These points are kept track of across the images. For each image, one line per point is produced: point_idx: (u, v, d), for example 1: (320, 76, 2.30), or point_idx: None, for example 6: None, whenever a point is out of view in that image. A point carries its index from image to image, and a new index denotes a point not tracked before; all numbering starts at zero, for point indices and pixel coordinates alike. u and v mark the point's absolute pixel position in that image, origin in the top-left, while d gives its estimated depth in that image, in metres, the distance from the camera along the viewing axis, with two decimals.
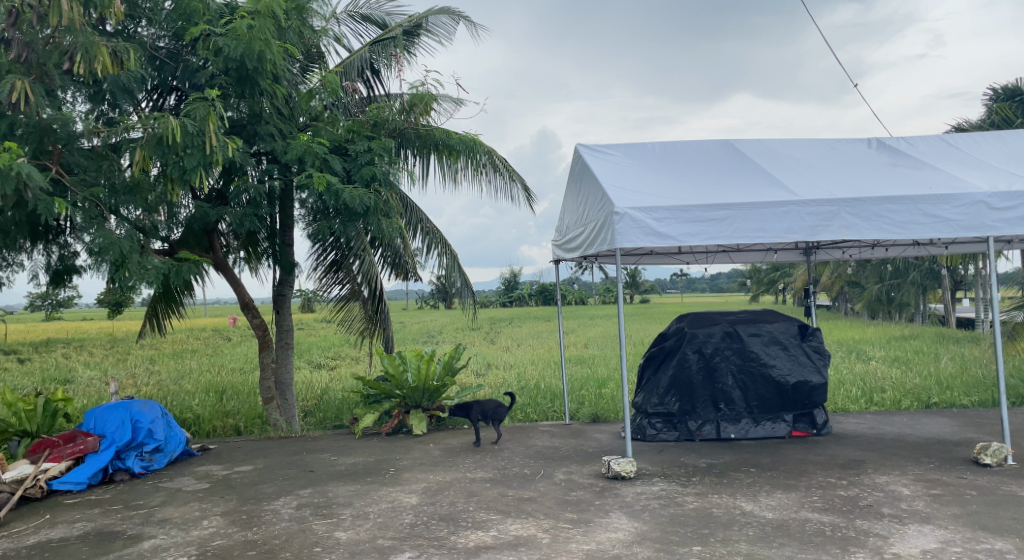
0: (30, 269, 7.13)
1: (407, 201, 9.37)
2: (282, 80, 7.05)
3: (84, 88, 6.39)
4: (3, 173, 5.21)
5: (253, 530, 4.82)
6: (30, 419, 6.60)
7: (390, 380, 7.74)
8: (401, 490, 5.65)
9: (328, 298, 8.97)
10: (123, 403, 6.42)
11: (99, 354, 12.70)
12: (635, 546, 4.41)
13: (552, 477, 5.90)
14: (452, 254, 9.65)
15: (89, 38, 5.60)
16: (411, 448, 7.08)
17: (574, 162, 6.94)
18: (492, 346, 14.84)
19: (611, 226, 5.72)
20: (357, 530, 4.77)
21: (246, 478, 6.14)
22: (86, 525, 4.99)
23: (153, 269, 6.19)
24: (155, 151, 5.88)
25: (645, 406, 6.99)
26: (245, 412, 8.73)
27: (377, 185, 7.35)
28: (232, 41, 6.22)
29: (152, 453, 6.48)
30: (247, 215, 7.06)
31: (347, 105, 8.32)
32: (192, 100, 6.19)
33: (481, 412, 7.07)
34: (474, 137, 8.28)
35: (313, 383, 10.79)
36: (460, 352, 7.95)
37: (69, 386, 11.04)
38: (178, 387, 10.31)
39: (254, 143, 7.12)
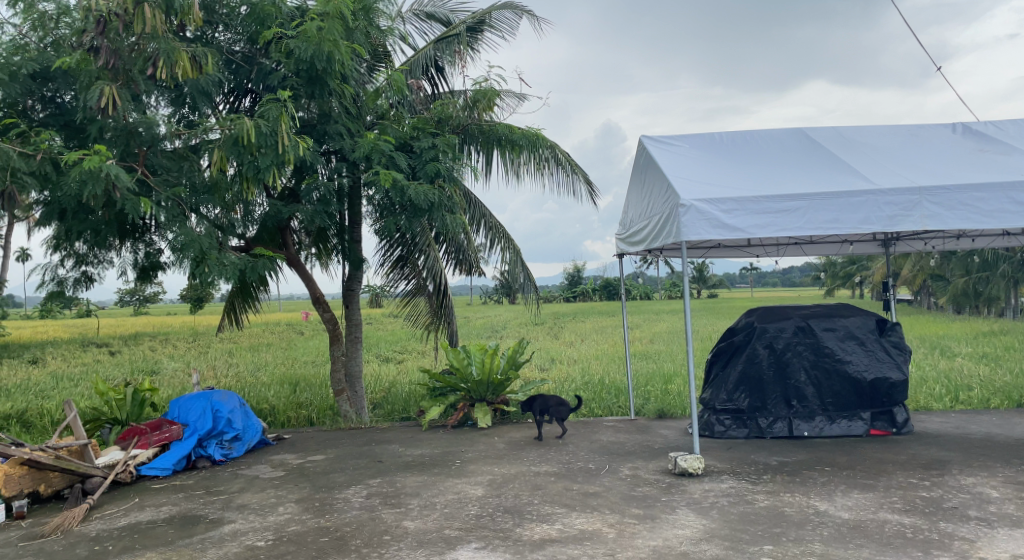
0: (119, 265, 7.54)
1: (470, 197, 9.47)
2: (350, 79, 7.25)
3: (166, 93, 6.72)
4: (93, 173, 5.56)
5: (326, 517, 4.97)
6: (121, 407, 7.03)
7: (455, 373, 7.84)
8: (467, 481, 5.73)
9: (394, 294, 9.13)
10: (204, 393, 6.78)
11: (183, 347, 13.35)
12: (704, 543, 4.33)
13: (617, 472, 5.85)
14: (515, 249, 9.68)
15: (170, 44, 5.89)
16: (476, 441, 7.15)
17: (638, 153, 6.84)
18: (556, 341, 14.83)
19: (677, 218, 5.62)
20: (425, 520, 4.86)
21: (318, 467, 6.35)
22: (171, 509, 5.26)
23: (231, 265, 6.48)
24: (231, 151, 6.14)
25: (712, 402, 6.82)
26: (317, 404, 9.02)
27: (441, 181, 7.46)
28: (303, 44, 6.42)
29: (231, 442, 6.77)
30: (318, 212, 7.29)
31: (413, 102, 8.44)
32: (265, 101, 6.43)
33: (543, 406, 7.07)
34: (537, 132, 8.29)
35: (381, 376, 11.05)
36: (523, 346, 7.98)
37: (155, 377, 11.66)
38: (254, 379, 10.75)
39: (323, 142, 7.33)
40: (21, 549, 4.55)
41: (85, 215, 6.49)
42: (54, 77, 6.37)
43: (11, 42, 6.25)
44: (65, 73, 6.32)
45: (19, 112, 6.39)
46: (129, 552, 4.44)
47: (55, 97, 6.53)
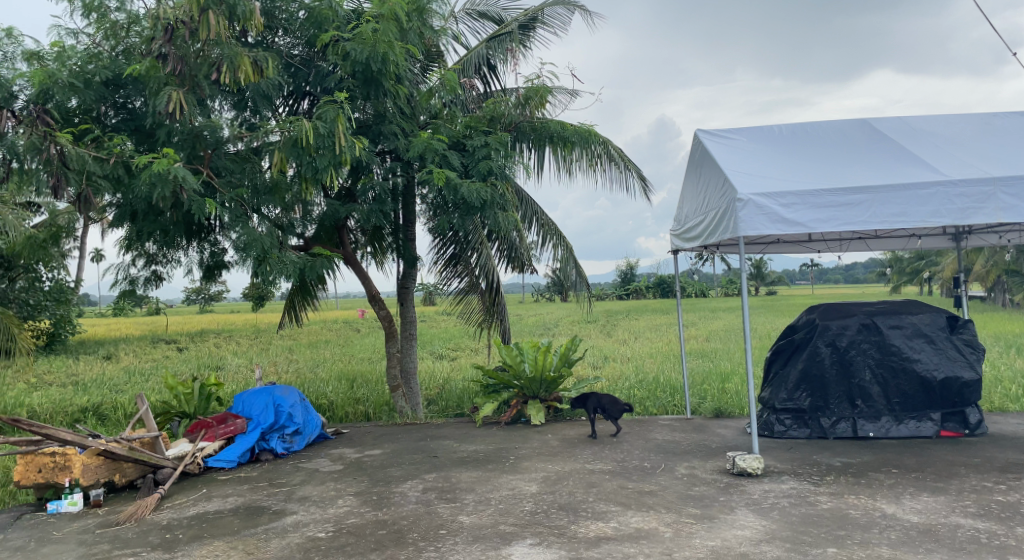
0: (186, 264, 7.84)
1: (522, 194, 9.48)
2: (404, 79, 7.35)
3: (229, 97, 6.94)
4: (162, 176, 5.78)
5: (383, 510, 5.07)
6: (189, 401, 7.35)
7: (509, 370, 7.88)
8: (521, 477, 5.74)
9: (447, 292, 9.19)
10: (266, 388, 7.02)
11: (246, 345, 13.79)
12: (764, 545, 4.23)
13: (673, 471, 5.77)
14: (568, 246, 9.64)
15: (233, 49, 6.06)
16: (530, 438, 7.16)
17: (693, 148, 6.71)
18: (610, 339, 14.73)
19: (734, 213, 5.49)
20: (480, 515, 4.90)
21: (375, 461, 6.47)
22: (237, 500, 5.45)
23: (291, 264, 6.68)
24: (291, 153, 6.30)
25: (772, 401, 6.65)
26: (374, 399, 9.19)
27: (493, 178, 7.48)
28: (359, 46, 6.53)
29: (292, 435, 6.96)
30: (373, 211, 7.45)
31: (465, 101, 8.50)
32: (323, 103, 6.57)
33: (597, 404, 7.00)
34: (590, 128, 8.21)
35: (435, 373, 11.18)
36: (577, 343, 7.95)
37: (220, 371, 12.07)
38: (313, 375, 11.04)
39: (378, 143, 7.45)
40: (98, 536, 4.78)
41: (154, 216, 6.77)
42: (124, 84, 6.66)
43: (86, 51, 6.57)
44: (135, 80, 6.59)
45: (94, 118, 6.72)
46: (198, 541, 4.61)
47: (126, 103, 6.82)
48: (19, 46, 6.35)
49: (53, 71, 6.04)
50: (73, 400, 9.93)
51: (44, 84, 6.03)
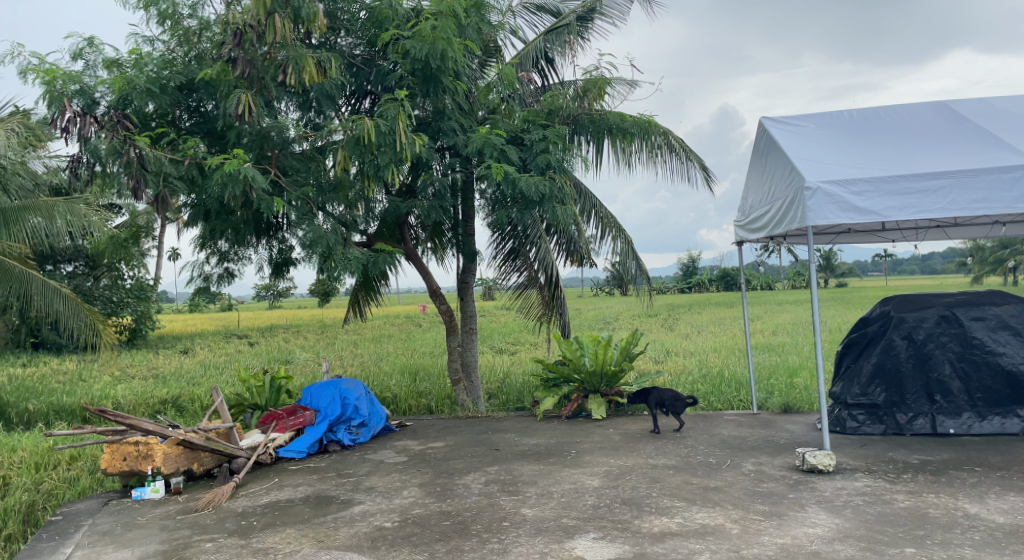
0: (256, 261, 8.12)
1: (581, 187, 9.43)
2: (463, 76, 7.41)
3: (295, 98, 7.16)
4: (233, 176, 6.00)
5: (447, 502, 5.14)
6: (260, 394, 7.61)
7: (569, 364, 7.86)
8: (583, 471, 5.72)
9: (507, 286, 9.23)
10: (333, 382, 7.19)
11: (313, 339, 14.22)
12: (837, 543, 4.09)
13: (740, 467, 5.64)
14: (628, 239, 9.52)
15: (297, 51, 6.23)
16: (591, 432, 7.13)
17: (758, 136, 6.52)
18: (671, 333, 14.51)
19: (802, 202, 5.31)
20: (543, 508, 4.90)
21: (438, 453, 6.57)
22: (307, 489, 5.63)
23: (355, 260, 6.83)
24: (354, 151, 6.44)
25: (844, 396, 6.43)
26: (436, 393, 9.34)
27: (552, 172, 7.47)
28: (418, 43, 6.59)
29: (358, 427, 7.14)
30: (433, 207, 7.58)
31: (523, 95, 8.48)
32: (384, 101, 6.68)
33: (659, 400, 6.90)
34: (650, 119, 8.10)
35: (496, 367, 11.27)
36: (637, 336, 7.86)
37: (290, 364, 12.48)
38: (377, 368, 11.30)
39: (438, 139, 7.54)
40: (179, 522, 5.02)
41: (226, 216, 7.05)
42: (197, 88, 6.95)
43: (161, 57, 6.89)
44: (207, 84, 6.87)
45: (169, 122, 7.05)
46: (271, 528, 4.78)
47: (200, 106, 7.12)
48: (99, 54, 6.70)
49: (132, 77, 6.36)
50: (154, 392, 10.45)
51: (123, 91, 6.36)
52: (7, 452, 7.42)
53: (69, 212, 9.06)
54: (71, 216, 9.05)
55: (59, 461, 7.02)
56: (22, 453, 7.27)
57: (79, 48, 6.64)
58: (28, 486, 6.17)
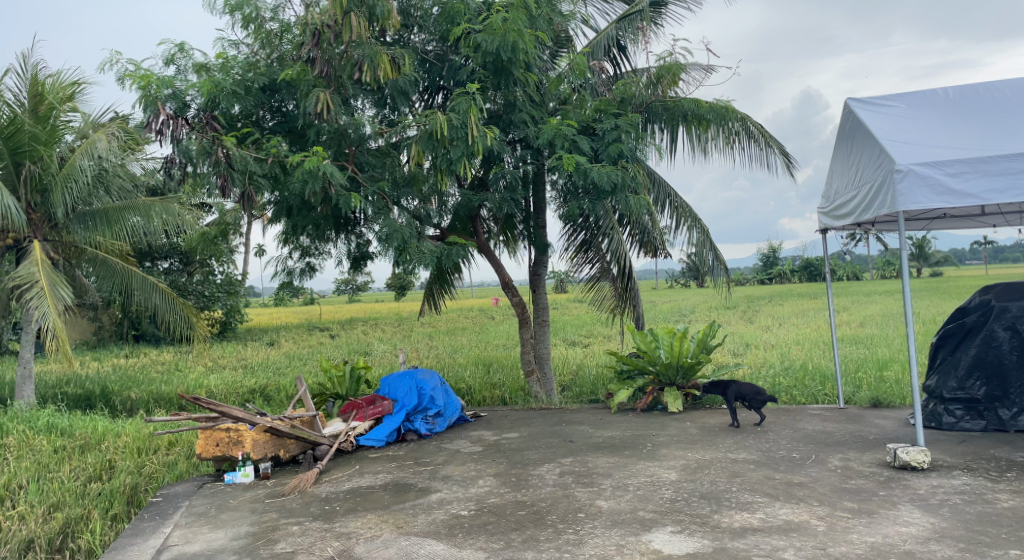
0: (335, 256, 8.40)
1: (654, 176, 9.27)
2: (534, 67, 7.39)
3: (371, 95, 7.35)
4: (313, 173, 6.21)
5: (522, 492, 5.16)
6: (341, 384, 7.97)
7: (643, 356, 7.75)
8: (659, 464, 5.64)
9: (579, 279, 9.19)
10: (410, 371, 7.31)
11: (390, 332, 14.58)
12: (933, 543, 3.88)
13: (825, 463, 5.42)
14: (704, 229, 9.27)
15: (372, 48, 6.35)
16: (667, 425, 7.00)
17: (843, 119, 6.20)
18: (751, 325, 14.06)
19: (891, 186, 5.05)
20: (618, 501, 4.86)
21: (512, 444, 6.62)
22: (386, 476, 5.78)
23: (429, 253, 6.96)
24: (427, 145, 6.54)
25: (940, 390, 6.05)
26: (510, 385, 9.40)
27: (624, 161, 7.37)
28: (489, 36, 6.59)
29: (434, 417, 7.28)
30: (505, 199, 7.61)
31: (596, 84, 8.40)
32: (455, 95, 6.74)
33: (738, 394, 6.67)
34: (727, 104, 7.87)
35: (569, 359, 11.24)
36: (714, 328, 7.66)
37: (368, 356, 12.84)
38: (452, 361, 11.48)
39: (509, 131, 7.60)
40: (268, 505, 5.25)
41: (307, 212, 7.33)
42: (279, 89, 7.23)
43: (246, 60, 7.20)
44: (288, 84, 7.14)
45: (254, 122, 7.36)
46: (353, 513, 4.94)
47: (282, 106, 7.41)
48: (189, 59, 7.07)
49: (219, 80, 6.63)
50: (244, 382, 10.98)
51: (212, 93, 6.64)
52: (113, 436, 7.97)
53: (165, 212, 9.56)
54: (167, 215, 9.57)
55: (158, 445, 7.48)
56: (126, 438, 7.79)
57: (172, 54, 7.02)
58: (131, 469, 6.60)
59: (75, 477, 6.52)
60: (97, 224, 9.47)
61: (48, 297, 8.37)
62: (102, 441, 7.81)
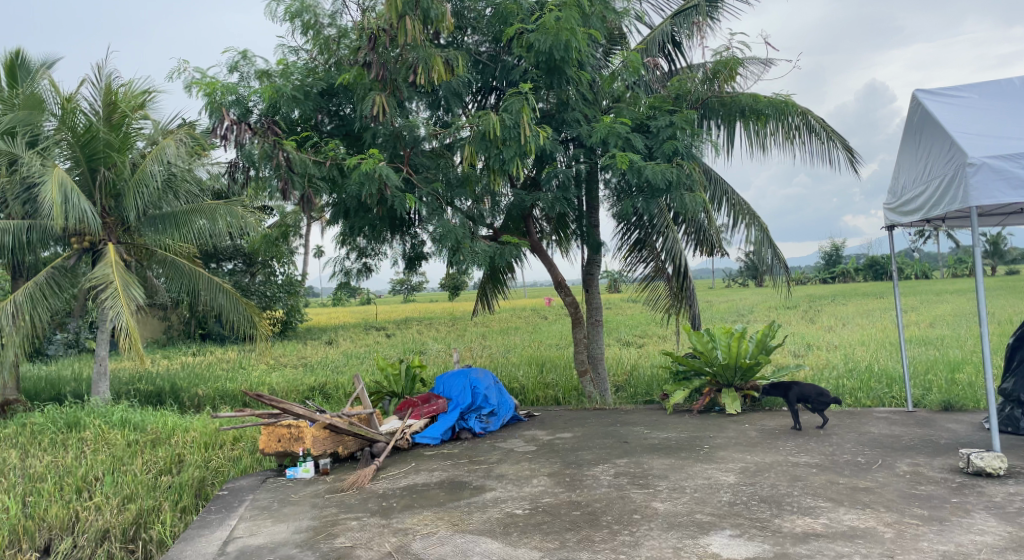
0: (391, 256, 8.54)
1: (710, 173, 9.11)
2: (586, 65, 7.36)
3: (425, 97, 7.45)
4: (369, 175, 6.34)
5: (577, 492, 5.14)
6: (397, 382, 8.11)
7: (700, 356, 7.61)
8: (717, 467, 5.52)
9: (633, 278, 9.08)
10: (463, 371, 7.41)
11: (444, 331, 14.71)
12: (1011, 554, 3.69)
13: (893, 467, 5.21)
14: (763, 227, 9.04)
15: (427, 51, 6.41)
16: (725, 427, 6.86)
17: (911, 111, 5.93)
18: (812, 326, 13.64)
19: (963, 180, 4.83)
20: (675, 503, 4.78)
21: (567, 444, 6.59)
22: (441, 474, 5.84)
23: (482, 252, 7.01)
24: (480, 146, 6.60)
25: (1017, 393, 5.76)
26: (563, 384, 9.37)
27: (679, 159, 7.25)
28: (542, 36, 6.58)
29: (488, 416, 7.32)
30: (558, 199, 7.59)
31: (648, 81, 8.28)
32: (508, 96, 6.77)
33: (799, 395, 6.50)
34: (787, 98, 7.67)
35: (623, 359, 11.14)
36: (774, 328, 7.46)
37: (424, 355, 13.02)
38: (506, 360, 11.54)
39: (562, 131, 7.59)
40: (327, 500, 5.38)
41: (364, 213, 7.49)
42: (336, 93, 7.42)
43: (305, 66, 7.41)
44: (345, 88, 7.32)
45: (313, 126, 7.57)
46: (409, 510, 5.01)
47: (339, 110, 7.60)
48: (252, 66, 7.32)
49: (281, 86, 6.81)
50: (304, 380, 11.28)
51: (273, 99, 6.86)
52: (182, 432, 8.30)
53: (229, 214, 9.88)
54: (230, 217, 9.89)
55: (224, 441, 7.74)
56: (194, 433, 8.10)
57: (235, 61, 7.28)
58: (199, 463, 6.86)
59: (147, 470, 6.82)
60: (167, 227, 9.90)
61: (121, 298, 8.78)
62: (172, 436, 8.14)
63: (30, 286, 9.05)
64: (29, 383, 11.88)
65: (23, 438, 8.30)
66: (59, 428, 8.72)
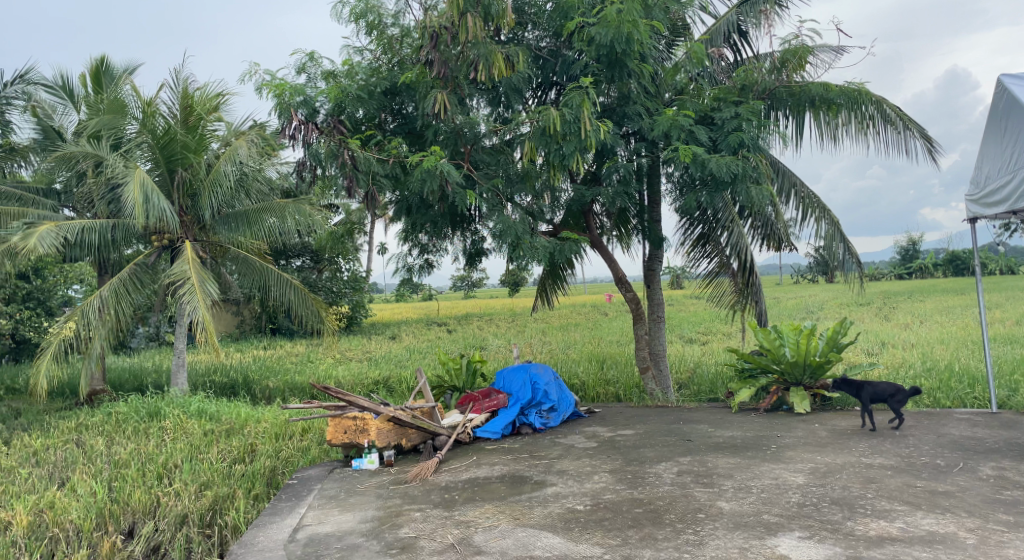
0: (452, 252, 8.65)
1: (778, 166, 8.84)
2: (649, 57, 7.23)
3: (486, 94, 7.51)
4: (431, 172, 6.43)
5: (639, 489, 5.09)
6: (458, 376, 8.22)
7: (767, 354, 7.39)
8: (786, 467, 5.37)
9: (696, 274, 8.91)
10: (524, 366, 7.43)
11: (504, 326, 14.79)
12: None
13: (976, 471, 4.95)
14: (834, 220, 8.70)
15: (488, 48, 6.44)
16: (794, 426, 6.65)
17: (994, 98, 5.60)
18: (887, 323, 13.08)
19: None
20: (741, 503, 4.68)
21: (628, 441, 6.53)
22: (503, 468, 5.88)
23: (542, 248, 7.00)
24: (540, 141, 6.59)
25: None
26: (624, 381, 9.30)
27: (745, 151, 7.07)
28: (603, 29, 6.51)
29: (549, 412, 7.32)
30: (619, 193, 7.49)
31: (713, 72, 8.13)
32: (569, 91, 6.74)
33: (872, 395, 6.23)
34: (860, 87, 7.38)
35: (686, 357, 10.96)
36: (845, 325, 7.18)
37: (484, 351, 13.14)
38: (566, 356, 11.53)
39: (624, 125, 7.53)
40: (392, 491, 5.50)
41: (426, 210, 7.61)
42: (399, 92, 7.57)
43: (369, 66, 7.58)
44: (407, 87, 7.46)
45: (377, 125, 7.72)
46: (471, 503, 5.07)
47: (401, 109, 7.74)
48: (319, 67, 7.53)
49: (346, 87, 7.22)
50: (368, 374, 11.57)
51: (339, 99, 7.21)
52: (254, 422, 8.63)
53: (297, 212, 10.18)
54: (299, 215, 10.19)
55: (294, 432, 8.01)
56: (265, 424, 8.41)
57: (303, 63, 7.52)
58: (270, 453, 7.12)
59: (222, 458, 7.12)
60: (239, 225, 10.31)
61: (198, 293, 9.18)
62: (245, 426, 8.48)
63: (114, 282, 9.55)
64: (114, 374, 12.60)
65: (110, 426, 8.80)
66: (142, 417, 9.20)
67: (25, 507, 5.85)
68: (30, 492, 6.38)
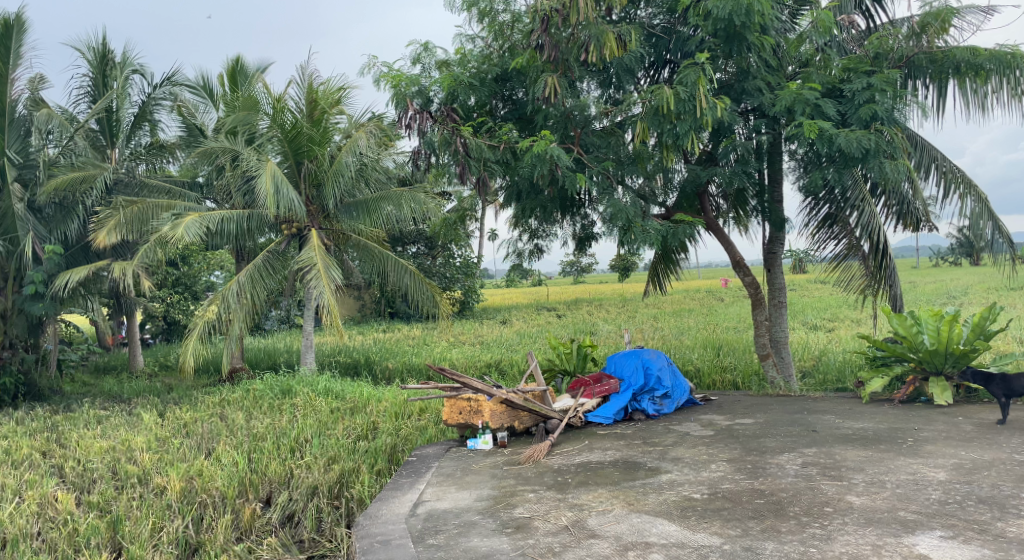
0: (562, 237, 8.65)
1: (916, 139, 8.16)
2: (770, 29, 6.85)
3: (597, 76, 7.40)
4: (541, 157, 6.45)
5: (760, 480, 4.89)
6: (569, 360, 8.24)
7: (902, 342, 6.84)
8: (924, 462, 4.98)
9: (821, 257, 8.42)
10: (636, 351, 7.33)
11: (614, 311, 14.61)
12: None
13: None
14: (982, 196, 7.93)
15: (599, 28, 6.31)
16: (933, 419, 6.15)
17: None
18: None
19: None
20: (874, 498, 4.39)
21: (747, 430, 6.29)
22: (615, 453, 5.84)
23: (654, 232, 6.85)
24: (653, 122, 6.43)
25: None
26: (742, 368, 8.96)
27: (878, 124, 6.57)
28: (720, 2, 6.24)
29: (662, 398, 7.18)
30: (736, 173, 7.16)
31: (842, 42, 7.59)
32: (683, 68, 6.52)
33: (1007, 391, 5.71)
34: (1014, 49, 6.63)
35: (809, 344, 10.40)
36: (995, 310, 6.53)
37: (595, 335, 13.07)
38: (679, 342, 11.26)
39: (742, 101, 7.17)
40: (506, 472, 5.60)
41: (537, 194, 7.65)
42: (510, 78, 7.66)
43: (481, 54, 7.70)
44: (518, 72, 7.52)
45: (488, 111, 7.83)
46: (584, 486, 5.08)
47: (512, 95, 7.81)
48: (433, 57, 7.73)
49: (458, 75, 7.31)
50: (481, 357, 11.84)
51: (452, 87, 7.33)
52: (375, 401, 9.06)
53: (413, 200, 10.52)
54: (414, 203, 10.53)
55: (412, 411, 8.33)
56: (386, 403, 8.81)
57: (418, 54, 7.75)
58: (391, 431, 7.45)
59: (347, 434, 7.53)
60: (360, 214, 10.82)
61: (323, 278, 9.71)
62: (367, 404, 8.93)
63: (249, 268, 10.30)
64: (250, 354, 13.63)
65: (248, 402, 9.53)
66: (276, 394, 9.92)
67: (179, 473, 6.45)
68: (183, 460, 7.04)
